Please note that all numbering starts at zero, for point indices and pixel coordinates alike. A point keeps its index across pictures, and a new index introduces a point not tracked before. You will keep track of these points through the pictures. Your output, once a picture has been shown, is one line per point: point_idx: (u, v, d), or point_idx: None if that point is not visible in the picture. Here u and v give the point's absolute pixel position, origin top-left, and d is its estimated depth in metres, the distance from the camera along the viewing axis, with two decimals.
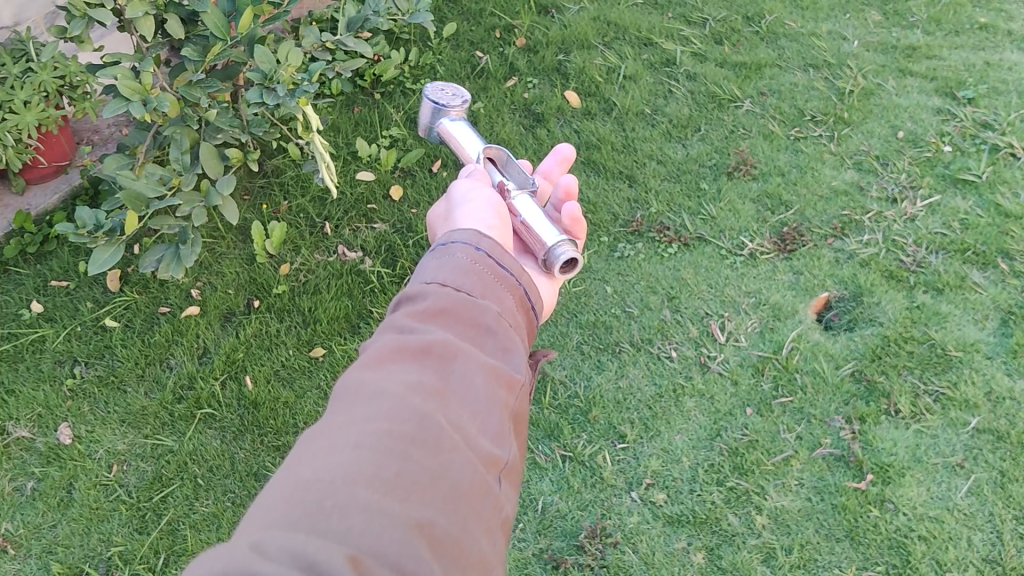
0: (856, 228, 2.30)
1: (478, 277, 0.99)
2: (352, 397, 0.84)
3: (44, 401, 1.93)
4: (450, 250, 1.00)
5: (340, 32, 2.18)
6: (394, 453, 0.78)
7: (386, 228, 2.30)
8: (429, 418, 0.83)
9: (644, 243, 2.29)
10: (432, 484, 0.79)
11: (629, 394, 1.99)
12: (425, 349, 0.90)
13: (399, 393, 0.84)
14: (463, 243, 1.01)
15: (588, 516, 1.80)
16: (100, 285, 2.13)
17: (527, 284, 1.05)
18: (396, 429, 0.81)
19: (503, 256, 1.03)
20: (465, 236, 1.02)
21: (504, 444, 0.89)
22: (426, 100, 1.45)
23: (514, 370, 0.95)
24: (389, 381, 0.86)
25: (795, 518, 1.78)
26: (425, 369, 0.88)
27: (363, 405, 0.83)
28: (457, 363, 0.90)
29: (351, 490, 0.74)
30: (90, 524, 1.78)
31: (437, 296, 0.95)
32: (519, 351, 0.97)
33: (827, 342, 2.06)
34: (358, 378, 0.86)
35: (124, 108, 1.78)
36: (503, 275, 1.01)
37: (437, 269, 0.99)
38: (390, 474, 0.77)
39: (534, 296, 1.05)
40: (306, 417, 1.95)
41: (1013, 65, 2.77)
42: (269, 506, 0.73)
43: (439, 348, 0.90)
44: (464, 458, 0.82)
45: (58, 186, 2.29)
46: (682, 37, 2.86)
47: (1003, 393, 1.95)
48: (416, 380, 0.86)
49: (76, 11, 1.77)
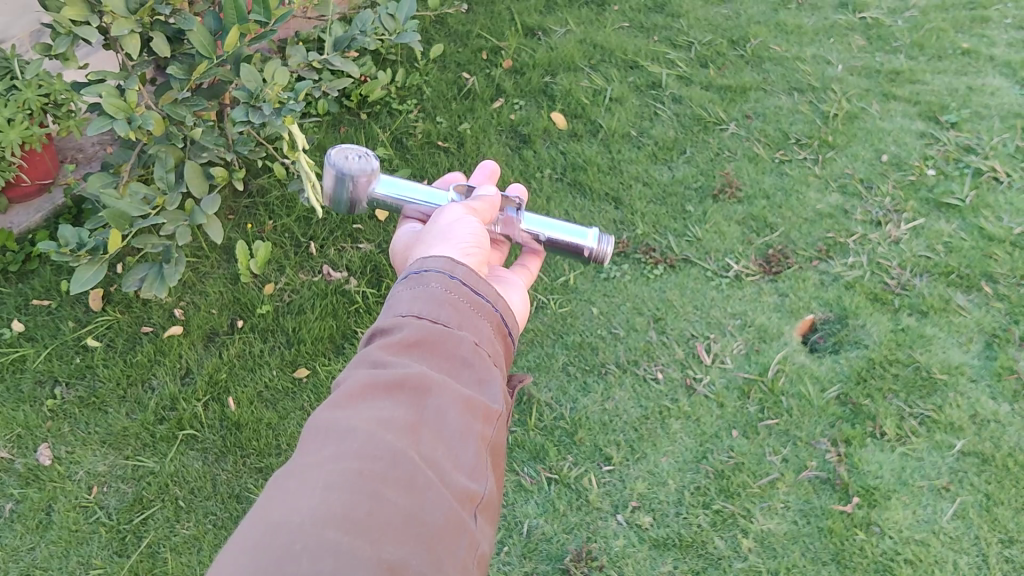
0: (841, 251, 2.30)
1: (454, 307, 0.98)
2: (322, 436, 0.84)
3: (23, 421, 1.91)
4: (424, 280, 1.00)
5: (326, 52, 2.18)
6: (365, 492, 0.77)
7: (372, 248, 2.29)
8: (401, 454, 0.82)
9: (630, 265, 2.29)
10: (403, 524, 0.77)
11: (615, 417, 1.98)
12: (400, 383, 0.89)
13: (370, 430, 0.83)
14: (437, 270, 1.01)
15: (573, 540, 1.79)
16: (82, 304, 2.11)
17: (503, 308, 1.05)
18: (366, 468, 0.79)
19: (477, 283, 1.03)
20: (439, 263, 1.02)
21: (479, 478, 0.88)
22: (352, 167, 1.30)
23: (491, 399, 0.95)
24: (360, 418, 0.85)
25: (781, 541, 1.77)
26: (397, 404, 0.88)
27: (334, 444, 0.82)
28: (431, 396, 0.90)
29: (320, 532, 0.73)
30: (68, 547, 1.76)
31: (412, 327, 0.95)
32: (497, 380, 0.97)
33: (812, 365, 2.05)
34: (329, 416, 0.86)
35: (108, 125, 1.77)
36: (479, 302, 1.01)
37: (412, 300, 0.98)
38: (361, 516, 0.76)
39: (511, 321, 1.06)
40: (290, 438, 1.94)
41: (995, 89, 2.79)
42: (238, 554, 0.72)
43: (412, 382, 0.89)
44: (436, 495, 0.81)
45: (41, 205, 2.27)
46: (667, 60, 2.87)
47: (987, 416, 1.95)
48: (388, 416, 0.86)
49: (61, 28, 1.76)
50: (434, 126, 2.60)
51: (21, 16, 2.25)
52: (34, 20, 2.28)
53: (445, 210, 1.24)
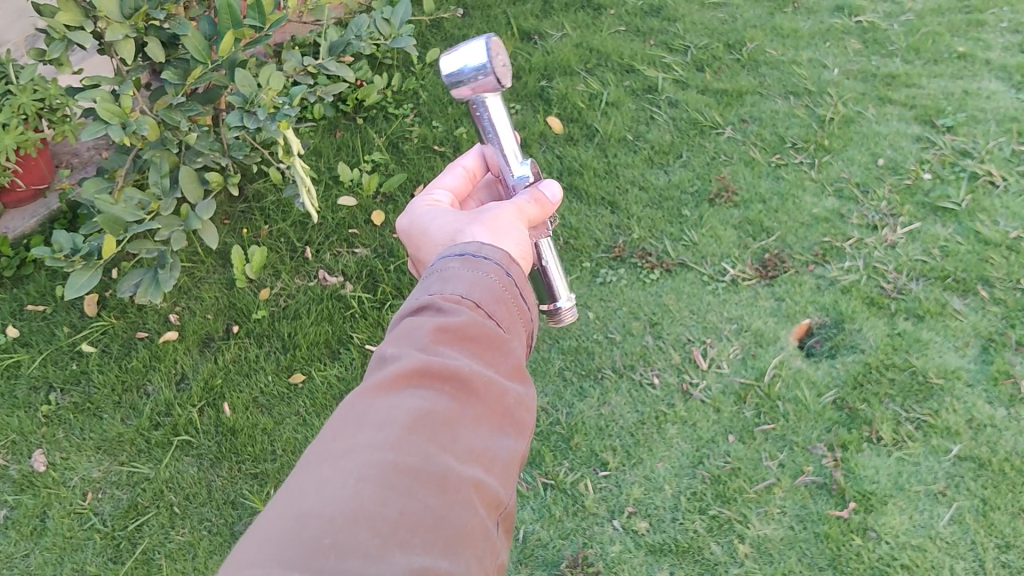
0: (837, 255, 2.30)
1: (499, 305, 1.00)
2: (359, 423, 0.83)
3: (18, 427, 1.91)
4: (475, 268, 1.02)
5: (322, 56, 2.18)
6: (399, 491, 0.76)
7: (368, 252, 2.28)
8: (436, 455, 0.81)
9: (626, 269, 2.29)
10: (433, 526, 0.76)
11: (611, 421, 1.98)
12: (442, 376, 0.88)
13: (408, 424, 0.83)
14: (489, 264, 1.03)
15: (569, 545, 1.79)
16: (78, 309, 2.11)
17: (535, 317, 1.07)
18: (402, 462, 0.79)
19: (521, 287, 1.05)
20: (492, 257, 1.05)
21: (508, 486, 0.88)
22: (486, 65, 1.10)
23: (523, 409, 0.95)
24: (399, 409, 0.84)
25: (778, 547, 1.77)
26: (438, 396, 0.87)
27: (371, 433, 0.81)
28: (470, 395, 0.89)
29: (350, 530, 0.72)
30: (63, 553, 1.76)
31: (458, 318, 0.95)
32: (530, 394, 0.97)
33: (809, 369, 2.05)
34: (368, 404, 0.85)
35: (102, 130, 1.77)
36: (519, 306, 1.03)
37: (463, 288, 0.99)
38: (392, 514, 0.74)
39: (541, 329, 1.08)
40: (284, 444, 1.92)
41: (991, 93, 2.78)
42: (266, 541, 0.71)
43: (454, 377, 0.89)
44: (468, 500, 0.80)
45: (37, 210, 2.27)
46: (663, 64, 2.88)
47: (984, 420, 1.94)
48: (428, 408, 0.85)
49: (56, 33, 1.76)
50: (430, 130, 2.60)
51: (17, 21, 2.25)
52: (29, 24, 2.28)
53: (500, 211, 1.17)
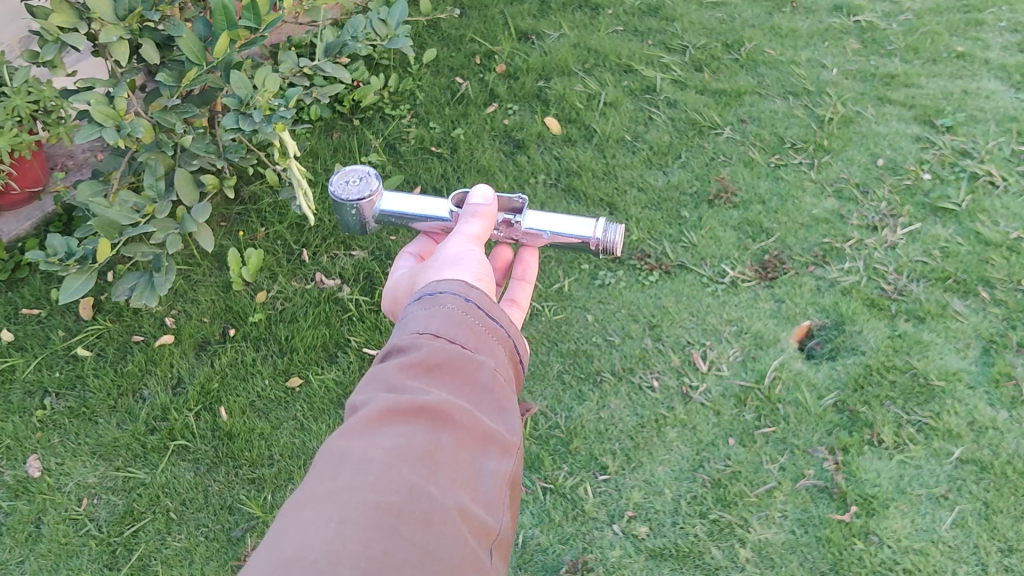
0: (837, 257, 2.29)
1: (471, 329, 0.98)
2: (337, 462, 0.82)
3: (12, 433, 1.89)
4: (439, 299, 1.00)
5: (318, 57, 2.16)
6: (381, 529, 0.76)
7: (365, 253, 2.26)
8: (418, 488, 0.81)
9: (625, 271, 2.27)
10: (420, 562, 0.76)
11: (610, 425, 1.96)
12: (418, 409, 0.87)
13: (387, 460, 0.82)
14: (452, 292, 1.01)
15: (569, 551, 1.78)
16: (72, 313, 2.10)
17: (514, 336, 1.05)
18: (383, 501, 0.78)
19: (492, 307, 1.03)
20: (453, 286, 1.02)
21: (495, 512, 0.87)
22: (343, 197, 1.31)
23: (506, 430, 0.94)
24: (377, 447, 0.83)
25: (779, 551, 1.76)
26: (415, 429, 0.86)
27: (350, 472, 0.80)
28: (448, 425, 0.88)
29: (334, 570, 0.71)
30: (57, 560, 1.74)
31: (427, 349, 0.93)
32: (513, 411, 0.96)
33: (809, 371, 2.04)
34: (344, 443, 0.84)
35: (96, 133, 1.75)
36: (494, 326, 1.01)
37: (428, 318, 0.98)
38: (377, 553, 0.74)
39: (521, 348, 1.06)
40: (281, 449, 1.91)
41: (990, 93, 2.77)
42: None
43: (430, 408, 0.88)
44: (454, 531, 0.80)
45: (31, 212, 2.25)
46: (662, 64, 2.86)
47: (985, 423, 1.93)
48: (405, 445, 0.84)
49: (49, 35, 1.74)
50: (428, 132, 2.60)
51: (10, 23, 2.24)
52: (23, 26, 2.27)
53: (449, 241, 1.21)
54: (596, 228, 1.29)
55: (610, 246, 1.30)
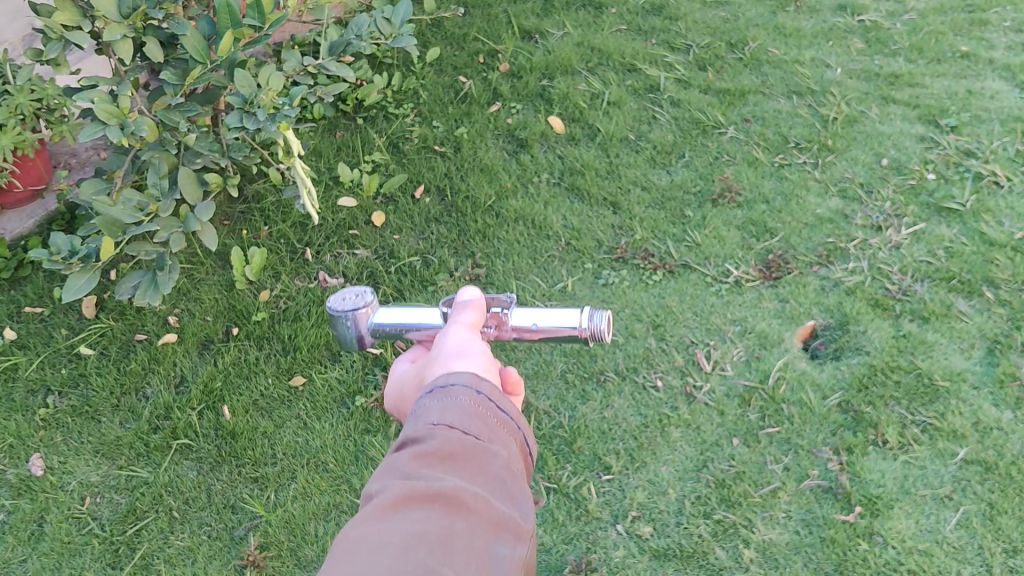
0: (841, 256, 2.28)
1: (484, 419, 0.94)
2: (351, 549, 0.80)
3: (15, 431, 1.89)
4: (450, 387, 0.96)
5: (322, 55, 2.17)
6: None
7: (368, 253, 2.29)
8: (432, 573, 0.79)
9: (628, 270, 2.27)
10: None
11: (614, 425, 1.96)
12: (432, 495, 0.86)
13: (402, 544, 0.80)
14: (463, 378, 0.97)
15: (572, 550, 1.77)
16: (75, 312, 2.10)
17: (526, 428, 1.01)
18: None
19: (504, 397, 0.99)
20: (465, 373, 0.98)
21: None
22: (334, 313, 1.11)
23: (519, 519, 0.91)
24: (392, 532, 0.81)
25: (783, 551, 1.75)
26: (430, 515, 0.84)
27: (365, 556, 0.79)
28: (462, 511, 0.86)
29: None
30: (60, 559, 1.73)
31: (440, 438, 0.91)
32: (525, 501, 0.93)
33: (813, 372, 2.04)
34: (359, 530, 0.82)
35: (100, 131, 1.75)
36: (506, 417, 0.97)
37: (438, 407, 0.94)
38: None
39: (531, 439, 1.01)
40: (284, 448, 1.90)
41: (995, 92, 2.77)
42: None
43: (443, 495, 0.86)
44: None
45: (34, 211, 2.26)
46: (665, 63, 2.86)
47: (990, 423, 1.93)
48: (420, 530, 0.82)
49: (53, 33, 1.74)
50: (431, 131, 2.60)
51: (13, 21, 2.24)
52: (27, 24, 2.27)
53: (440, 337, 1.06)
54: (583, 318, 1.09)
55: (598, 333, 1.09)
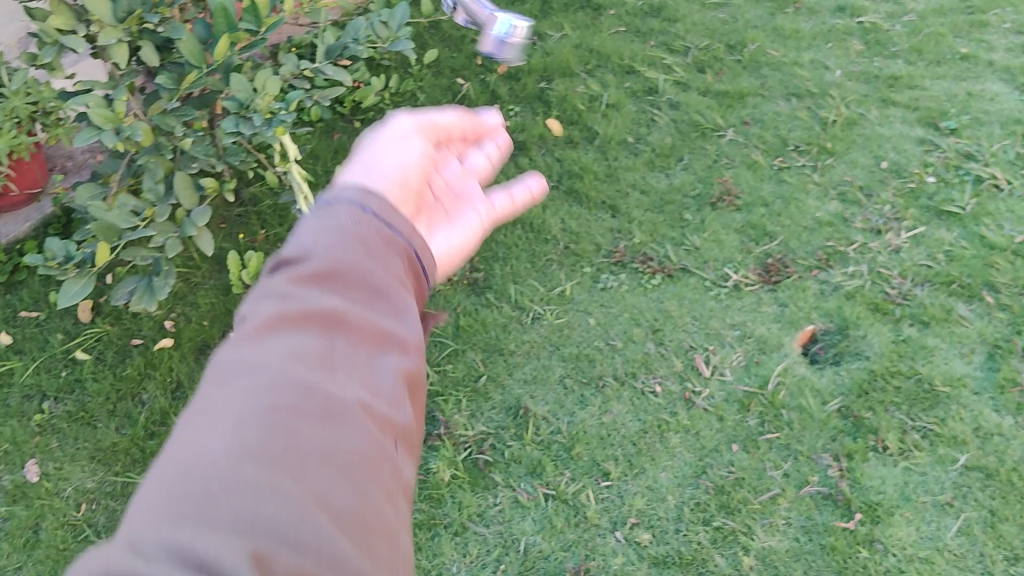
0: (841, 260, 2.27)
1: (362, 241, 0.93)
2: (229, 373, 0.78)
3: (11, 437, 1.88)
4: (334, 212, 0.95)
5: (318, 59, 2.16)
6: (279, 426, 0.73)
7: None
8: (317, 388, 0.77)
9: (627, 274, 2.26)
10: (325, 455, 0.73)
11: (613, 430, 1.95)
12: (308, 315, 0.84)
13: (282, 362, 0.78)
14: (347, 202, 0.97)
15: (571, 558, 1.77)
16: (71, 317, 2.08)
17: (415, 244, 1.00)
18: (279, 402, 0.75)
19: (391, 218, 0.99)
20: (348, 196, 0.98)
21: (398, 407, 0.84)
22: None
23: (402, 327, 0.91)
24: (270, 351, 0.79)
25: (783, 559, 1.74)
26: (309, 337, 0.82)
27: (242, 380, 0.76)
28: (344, 332, 0.85)
29: (235, 465, 0.68)
30: (56, 566, 1.73)
31: (319, 258, 0.89)
32: (407, 310, 0.93)
33: (813, 377, 2.02)
34: (233, 353, 0.80)
35: (95, 136, 1.73)
36: (389, 238, 0.97)
37: (315, 231, 0.92)
38: (278, 450, 0.71)
39: (419, 251, 1.01)
40: None
41: (994, 95, 2.75)
42: (151, 502, 0.66)
43: (323, 314, 0.84)
44: (359, 424, 0.77)
45: (30, 214, 2.25)
46: (664, 65, 2.85)
47: (991, 429, 1.92)
48: (296, 347, 0.80)
49: (48, 37, 1.73)
50: None
51: (8, 24, 2.22)
52: (22, 27, 2.26)
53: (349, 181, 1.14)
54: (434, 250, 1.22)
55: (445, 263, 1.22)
